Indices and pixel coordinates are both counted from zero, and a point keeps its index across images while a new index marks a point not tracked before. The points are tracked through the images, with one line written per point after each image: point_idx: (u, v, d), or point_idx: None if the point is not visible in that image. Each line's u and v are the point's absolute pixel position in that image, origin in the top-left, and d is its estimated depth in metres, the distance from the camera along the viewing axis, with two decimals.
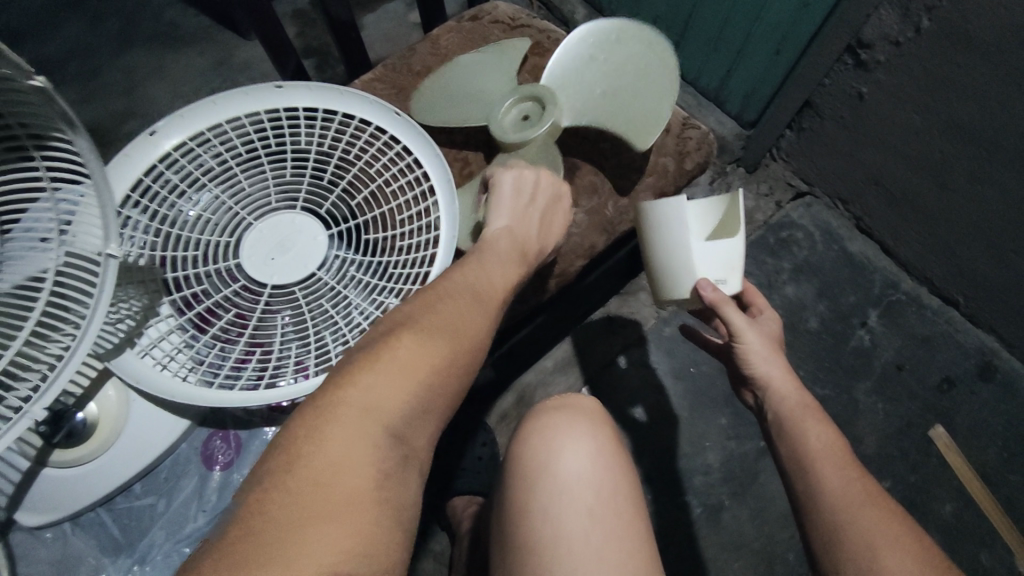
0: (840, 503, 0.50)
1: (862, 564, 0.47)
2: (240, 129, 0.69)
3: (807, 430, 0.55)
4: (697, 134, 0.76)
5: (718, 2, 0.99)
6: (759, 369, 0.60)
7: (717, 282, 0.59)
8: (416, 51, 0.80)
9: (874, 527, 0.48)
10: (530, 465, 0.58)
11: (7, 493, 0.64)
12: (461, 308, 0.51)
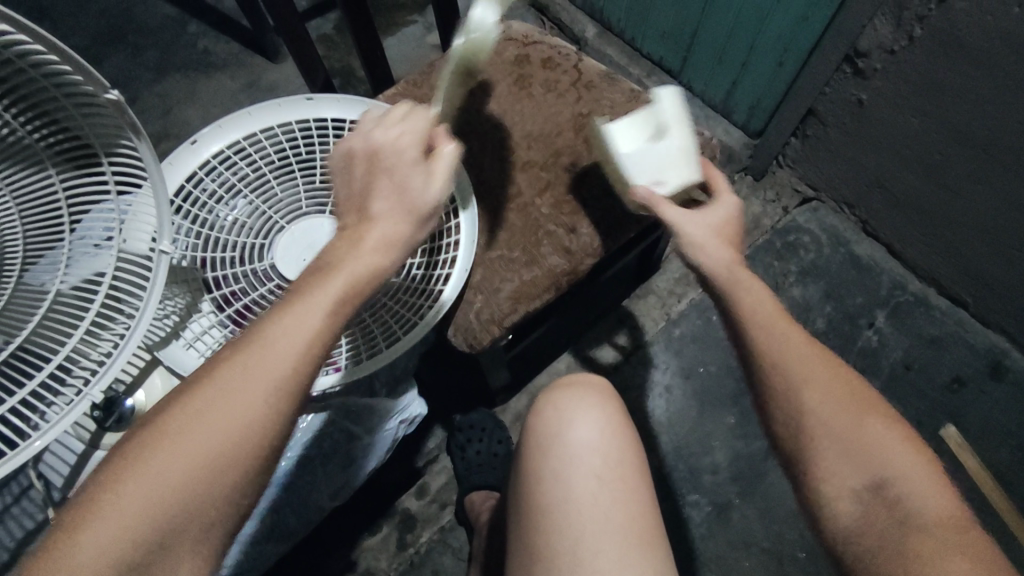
0: (769, 346, 0.54)
1: (787, 397, 0.52)
2: (273, 139, 0.75)
3: (738, 291, 0.58)
4: (700, 139, 0.80)
5: (721, 18, 1.04)
6: (694, 241, 0.61)
7: (655, 184, 0.68)
8: (436, 68, 0.85)
9: (797, 365, 0.53)
10: (544, 432, 0.63)
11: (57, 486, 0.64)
12: (250, 376, 0.43)
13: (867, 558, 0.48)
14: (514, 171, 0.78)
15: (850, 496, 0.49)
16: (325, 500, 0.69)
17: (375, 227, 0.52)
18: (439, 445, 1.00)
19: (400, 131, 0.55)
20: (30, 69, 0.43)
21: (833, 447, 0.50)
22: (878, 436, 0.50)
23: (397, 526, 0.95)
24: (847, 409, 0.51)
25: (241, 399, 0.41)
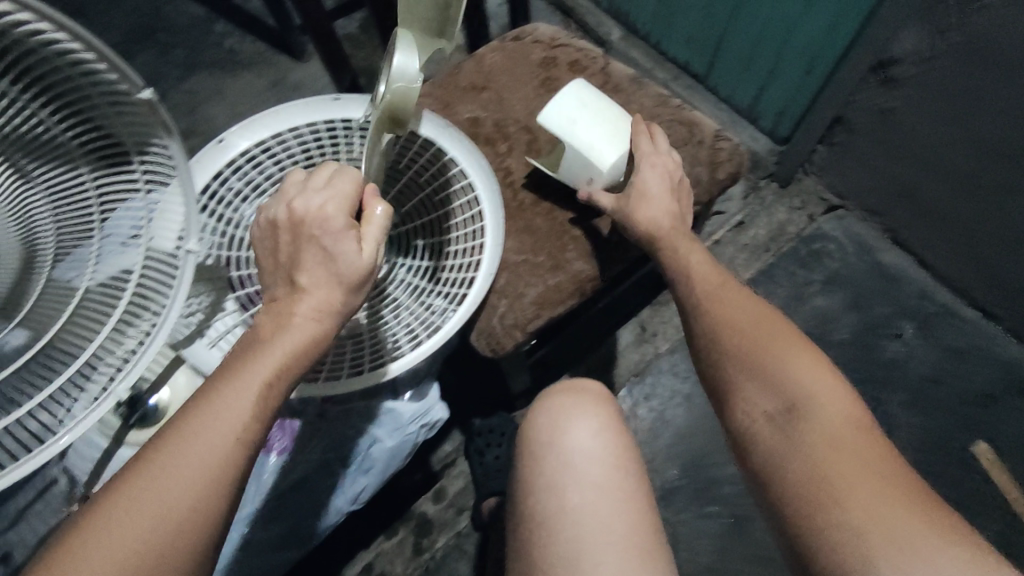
0: (702, 293, 0.63)
1: (712, 334, 0.60)
2: (300, 138, 0.75)
3: (677, 251, 0.66)
4: (728, 145, 0.78)
5: (749, 23, 1.02)
6: (637, 211, 0.67)
7: (590, 180, 0.70)
8: (462, 69, 0.85)
9: (720, 309, 0.61)
10: (537, 435, 0.63)
11: (82, 482, 0.64)
12: (187, 452, 0.44)
13: (779, 464, 0.52)
14: (539, 175, 0.77)
15: (762, 410, 0.55)
16: (342, 503, 0.68)
17: (306, 299, 0.50)
18: (456, 450, 0.99)
19: (321, 200, 0.52)
20: (67, 66, 0.43)
21: (746, 368, 0.57)
22: (785, 351, 0.56)
23: (412, 530, 0.95)
24: (759, 333, 0.58)
25: (188, 465, 0.43)
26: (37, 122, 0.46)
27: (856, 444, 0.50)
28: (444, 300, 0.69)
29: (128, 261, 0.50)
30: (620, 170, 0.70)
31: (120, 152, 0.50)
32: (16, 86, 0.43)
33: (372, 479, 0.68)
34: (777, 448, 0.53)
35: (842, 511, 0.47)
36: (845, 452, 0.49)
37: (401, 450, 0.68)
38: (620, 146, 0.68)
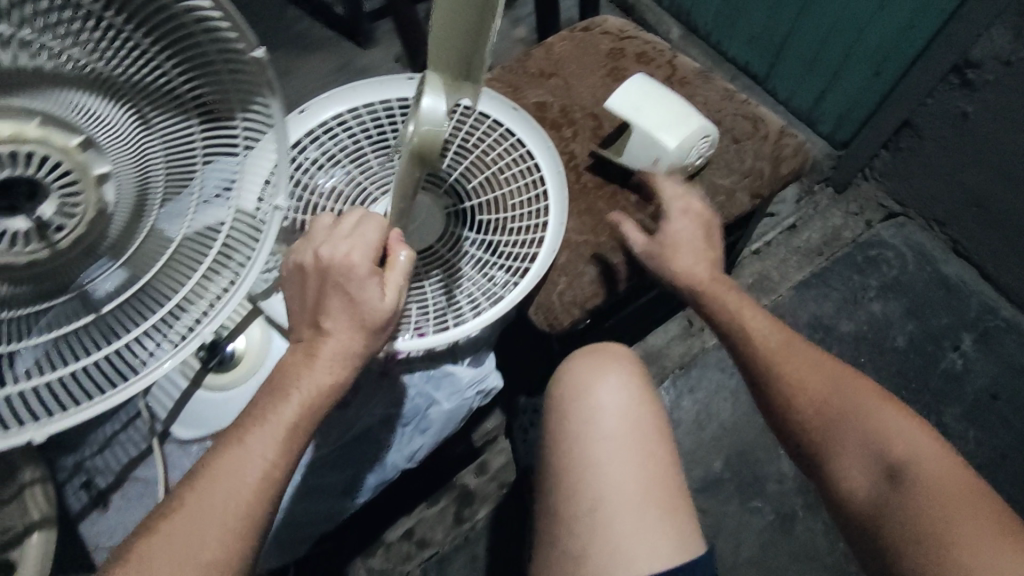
0: (761, 348, 0.65)
1: (786, 389, 0.62)
2: (373, 114, 0.79)
3: (722, 297, 0.67)
4: (793, 142, 0.77)
5: (818, 25, 1.02)
6: (671, 262, 0.69)
7: (653, 161, 0.70)
8: (531, 56, 0.87)
9: (790, 366, 0.63)
10: (564, 393, 0.63)
11: (161, 419, 0.69)
12: (223, 488, 0.48)
13: (888, 525, 0.54)
14: (603, 160, 0.79)
15: (862, 478, 0.57)
16: (399, 460, 0.71)
17: (329, 342, 0.51)
18: (498, 428, 1.02)
19: (349, 246, 0.51)
20: (193, 23, 0.44)
21: (836, 438, 0.60)
22: (877, 412, 0.59)
23: (454, 500, 0.99)
24: (843, 397, 0.60)
25: (219, 501, 0.47)
26: (160, 74, 0.46)
27: (974, 497, 0.52)
28: (505, 273, 0.72)
29: (217, 216, 0.54)
30: (688, 148, 0.69)
31: (228, 107, 0.50)
32: (143, 36, 0.44)
33: (428, 439, 0.72)
34: (889, 513, 0.54)
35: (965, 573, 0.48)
36: (953, 501, 0.52)
37: (457, 414, 0.71)
38: (686, 126, 0.68)
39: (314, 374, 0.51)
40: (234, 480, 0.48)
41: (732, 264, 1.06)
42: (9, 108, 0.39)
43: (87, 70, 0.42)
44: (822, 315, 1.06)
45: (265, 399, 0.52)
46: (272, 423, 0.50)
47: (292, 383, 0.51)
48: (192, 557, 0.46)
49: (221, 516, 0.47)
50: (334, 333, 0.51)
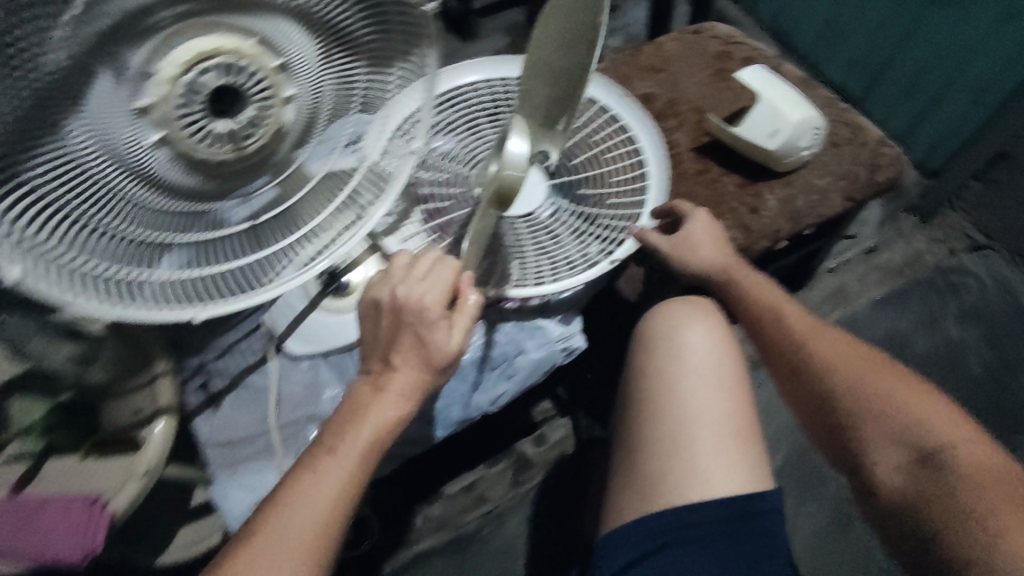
0: (802, 333, 0.71)
1: (821, 369, 0.70)
2: (489, 88, 0.85)
3: (762, 291, 0.74)
4: (892, 152, 0.80)
5: (923, 52, 1.06)
6: (692, 259, 0.74)
7: (772, 134, 0.75)
8: (642, 51, 0.93)
9: (826, 349, 0.70)
10: (656, 336, 0.72)
11: (277, 334, 0.77)
12: (301, 503, 0.55)
13: (924, 499, 0.62)
14: (706, 149, 0.84)
15: (895, 465, 0.65)
16: (483, 402, 0.76)
17: (397, 378, 0.58)
18: (560, 403, 1.06)
19: (423, 291, 0.58)
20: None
21: (869, 428, 0.67)
22: (913, 405, 0.66)
23: (513, 465, 1.04)
24: (872, 381, 0.68)
25: (299, 514, 0.54)
26: (346, 15, 0.54)
27: (999, 476, 0.60)
28: (604, 243, 0.77)
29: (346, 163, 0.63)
30: (803, 133, 0.75)
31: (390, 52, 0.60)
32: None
33: (512, 385, 0.77)
34: (923, 487, 0.62)
35: (995, 527, 0.56)
36: (987, 476, 0.60)
37: (543, 365, 0.77)
38: (809, 109, 0.75)
39: (388, 407, 0.58)
40: (314, 500, 0.55)
41: (808, 275, 1.09)
42: (236, 26, 0.47)
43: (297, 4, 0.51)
44: (896, 330, 1.09)
45: (340, 422, 0.59)
46: (344, 454, 0.56)
47: (365, 410, 0.58)
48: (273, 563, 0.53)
49: (305, 529, 0.54)
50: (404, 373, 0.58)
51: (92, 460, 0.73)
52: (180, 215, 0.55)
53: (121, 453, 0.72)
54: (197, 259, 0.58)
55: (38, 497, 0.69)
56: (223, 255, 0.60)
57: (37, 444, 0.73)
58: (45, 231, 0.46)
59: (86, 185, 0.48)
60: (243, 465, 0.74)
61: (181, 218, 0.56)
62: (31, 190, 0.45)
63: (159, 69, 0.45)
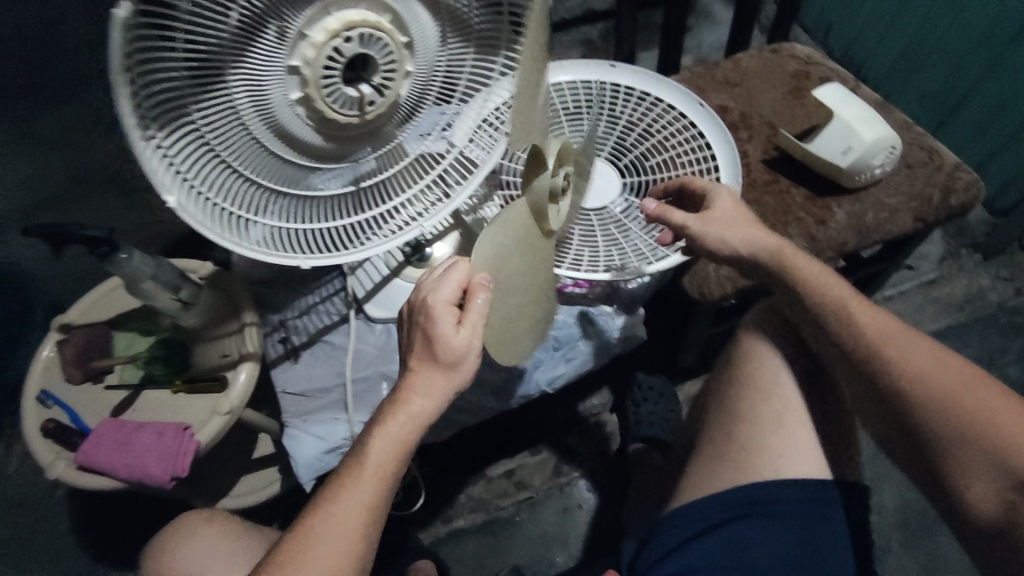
0: (874, 336, 0.63)
1: (898, 376, 0.61)
2: (574, 91, 0.91)
3: (830, 288, 0.67)
4: (967, 177, 0.82)
5: (999, 91, 1.07)
6: (724, 234, 0.72)
7: (844, 150, 0.77)
8: (720, 66, 0.96)
9: (905, 353, 0.61)
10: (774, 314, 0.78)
11: (358, 297, 0.83)
12: (327, 530, 0.52)
13: None
14: (777, 160, 0.86)
15: (986, 488, 0.55)
16: (542, 380, 0.81)
17: (418, 394, 0.54)
18: (607, 401, 1.09)
19: (426, 289, 0.53)
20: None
21: (947, 442, 0.57)
22: (1006, 417, 0.56)
23: (556, 455, 1.06)
24: (969, 395, 0.57)
25: (327, 539, 0.52)
26: (465, 5, 0.62)
27: None
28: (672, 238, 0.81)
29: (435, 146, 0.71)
30: (877, 150, 0.77)
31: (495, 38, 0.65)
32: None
33: (572, 367, 0.81)
34: None
35: None
36: None
37: (604, 351, 0.81)
38: (883, 128, 0.77)
39: (400, 424, 0.54)
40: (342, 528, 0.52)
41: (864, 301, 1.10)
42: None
43: None
44: None
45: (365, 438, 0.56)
46: (369, 476, 0.53)
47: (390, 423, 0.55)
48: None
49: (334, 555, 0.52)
50: (420, 393, 0.54)
51: (183, 395, 0.80)
52: (298, 167, 0.62)
53: (209, 391, 0.79)
54: (287, 215, 0.64)
55: (134, 423, 0.77)
56: (307, 216, 0.66)
57: (138, 374, 0.81)
58: (183, 158, 0.53)
59: (227, 125, 0.54)
60: (314, 415, 0.80)
61: (290, 172, 0.62)
62: (183, 119, 0.52)
63: (313, 34, 0.52)
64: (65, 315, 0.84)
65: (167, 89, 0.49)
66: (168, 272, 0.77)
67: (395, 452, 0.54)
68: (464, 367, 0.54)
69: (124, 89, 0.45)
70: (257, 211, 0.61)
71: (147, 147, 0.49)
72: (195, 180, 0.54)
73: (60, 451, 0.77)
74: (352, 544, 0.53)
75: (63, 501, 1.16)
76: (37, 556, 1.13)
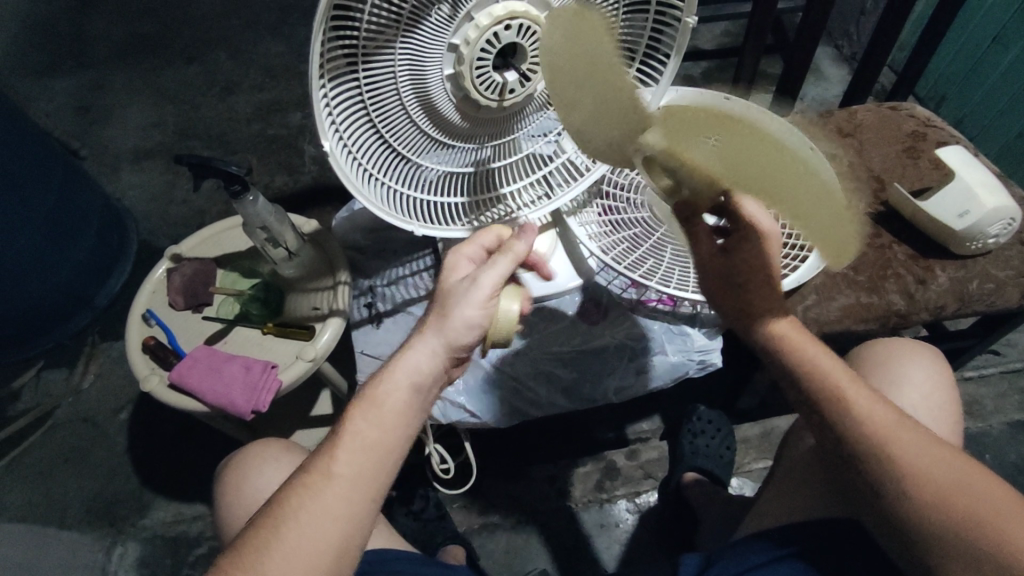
0: (847, 415, 0.57)
1: (870, 457, 0.55)
2: None
3: (813, 357, 0.61)
4: None
5: None
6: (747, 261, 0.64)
7: (960, 213, 0.76)
8: (834, 116, 0.97)
9: (875, 431, 0.55)
10: (877, 357, 0.77)
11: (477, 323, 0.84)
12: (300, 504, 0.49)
13: None
14: (884, 215, 0.85)
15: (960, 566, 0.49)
16: (610, 389, 0.84)
17: (412, 361, 0.54)
18: (657, 428, 1.09)
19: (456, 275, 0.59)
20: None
21: (921, 518, 0.52)
22: (978, 494, 0.50)
23: (599, 470, 1.06)
24: (927, 470, 0.52)
25: (311, 514, 0.48)
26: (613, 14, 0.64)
27: None
28: None
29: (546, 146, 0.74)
30: (996, 219, 0.75)
31: (632, 49, 0.69)
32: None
33: (642, 379, 0.84)
34: None
35: None
36: None
37: (676, 369, 0.83)
38: (1005, 198, 0.76)
39: (394, 391, 0.53)
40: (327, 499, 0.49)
41: None
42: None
43: None
44: None
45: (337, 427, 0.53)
46: (354, 440, 0.51)
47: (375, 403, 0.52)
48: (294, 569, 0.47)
49: (331, 519, 0.48)
50: (421, 350, 0.55)
51: (271, 337, 0.85)
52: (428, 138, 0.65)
53: (296, 337, 0.84)
54: (404, 180, 0.67)
55: (224, 353, 0.81)
56: (420, 185, 0.68)
57: (234, 311, 0.87)
58: (339, 107, 0.56)
59: (382, 86, 0.58)
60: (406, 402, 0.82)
61: (417, 140, 0.65)
62: (348, 71, 0.55)
63: (479, 18, 0.55)
64: (178, 246, 0.90)
65: (345, 42, 0.53)
66: (281, 221, 0.83)
67: (387, 423, 0.52)
68: (456, 313, 0.55)
69: (320, 36, 0.50)
70: (381, 170, 0.64)
71: (317, 90, 0.53)
72: (343, 129, 0.58)
73: (155, 367, 0.81)
74: (341, 520, 0.49)
75: (124, 424, 1.19)
76: (87, 471, 1.15)
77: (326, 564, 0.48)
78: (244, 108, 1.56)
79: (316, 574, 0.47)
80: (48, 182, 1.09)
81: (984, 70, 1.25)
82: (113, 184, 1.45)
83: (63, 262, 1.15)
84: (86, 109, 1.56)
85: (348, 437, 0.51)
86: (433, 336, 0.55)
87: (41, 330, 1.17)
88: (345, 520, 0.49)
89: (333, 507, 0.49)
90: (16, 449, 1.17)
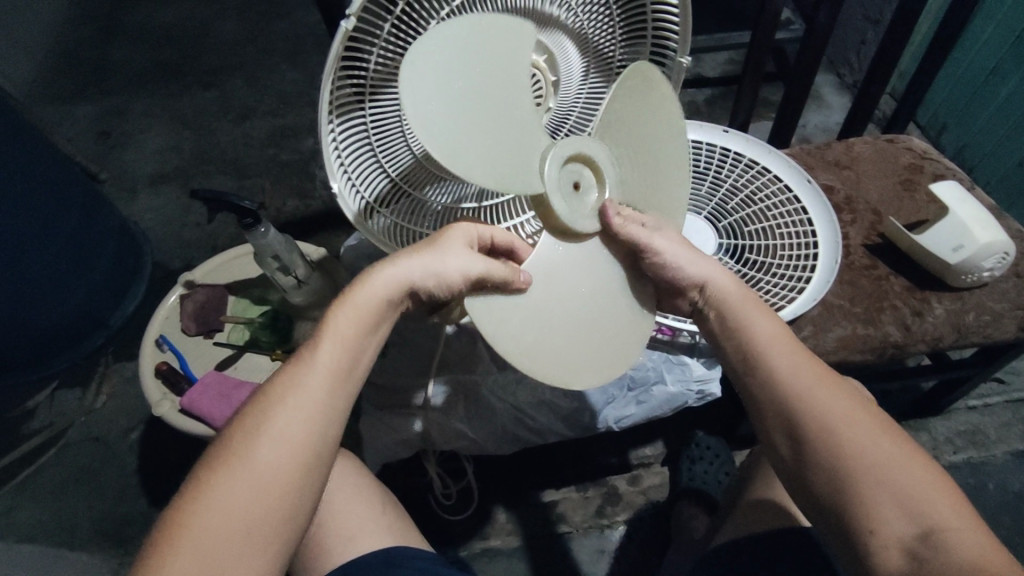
0: (788, 371, 0.56)
1: (809, 411, 0.54)
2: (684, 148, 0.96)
3: (756, 319, 0.61)
4: None
5: None
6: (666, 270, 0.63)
7: (955, 246, 0.78)
8: (832, 148, 0.98)
9: (815, 383, 0.55)
10: None
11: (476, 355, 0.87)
12: (282, 392, 0.49)
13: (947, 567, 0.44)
14: (884, 247, 0.86)
15: (894, 522, 0.48)
16: (610, 417, 0.86)
17: (387, 275, 0.55)
18: (659, 453, 1.09)
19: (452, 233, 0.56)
20: (651, 10, 0.64)
21: (846, 471, 0.50)
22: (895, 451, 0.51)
23: (601, 495, 1.07)
24: (852, 426, 0.52)
25: (297, 400, 0.49)
26: (611, 44, 0.67)
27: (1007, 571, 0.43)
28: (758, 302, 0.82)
29: None
30: (989, 252, 0.77)
31: None
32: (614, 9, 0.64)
33: (641, 408, 0.86)
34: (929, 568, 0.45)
35: None
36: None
37: (676, 399, 0.85)
38: (997, 231, 0.77)
39: (370, 295, 0.54)
40: (308, 386, 0.50)
41: (941, 405, 1.08)
42: (540, 44, 0.62)
43: (581, 30, 0.64)
44: None
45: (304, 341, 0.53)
46: (332, 332, 0.52)
47: (347, 306, 0.54)
48: (285, 455, 0.47)
49: (315, 402, 0.50)
50: (399, 261, 0.55)
51: (280, 363, 0.88)
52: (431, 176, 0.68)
53: None
54: (407, 214, 0.69)
55: (234, 379, 0.84)
56: (422, 221, 0.70)
57: (245, 337, 0.90)
58: (345, 146, 0.59)
59: (388, 125, 0.61)
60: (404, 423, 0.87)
61: (418, 176, 0.67)
62: (356, 112, 0.58)
63: None
64: (191, 273, 0.93)
65: (354, 80, 0.55)
66: (291, 251, 0.86)
67: (362, 321, 0.54)
68: (439, 265, 0.54)
69: (329, 82, 0.52)
70: (384, 205, 0.67)
71: (326, 132, 0.56)
72: (349, 166, 0.60)
73: (166, 393, 0.84)
74: (320, 406, 0.50)
75: (135, 444, 1.21)
76: (99, 490, 1.17)
77: (315, 441, 0.49)
78: (258, 133, 1.60)
79: (303, 457, 0.48)
80: (68, 209, 1.13)
81: (983, 99, 1.27)
82: (129, 206, 1.49)
83: (79, 286, 1.18)
84: (106, 134, 1.61)
85: (329, 332, 0.52)
86: (410, 263, 0.55)
87: (55, 353, 1.20)
88: (325, 404, 0.50)
89: (312, 389, 0.50)
90: (28, 468, 1.20)
